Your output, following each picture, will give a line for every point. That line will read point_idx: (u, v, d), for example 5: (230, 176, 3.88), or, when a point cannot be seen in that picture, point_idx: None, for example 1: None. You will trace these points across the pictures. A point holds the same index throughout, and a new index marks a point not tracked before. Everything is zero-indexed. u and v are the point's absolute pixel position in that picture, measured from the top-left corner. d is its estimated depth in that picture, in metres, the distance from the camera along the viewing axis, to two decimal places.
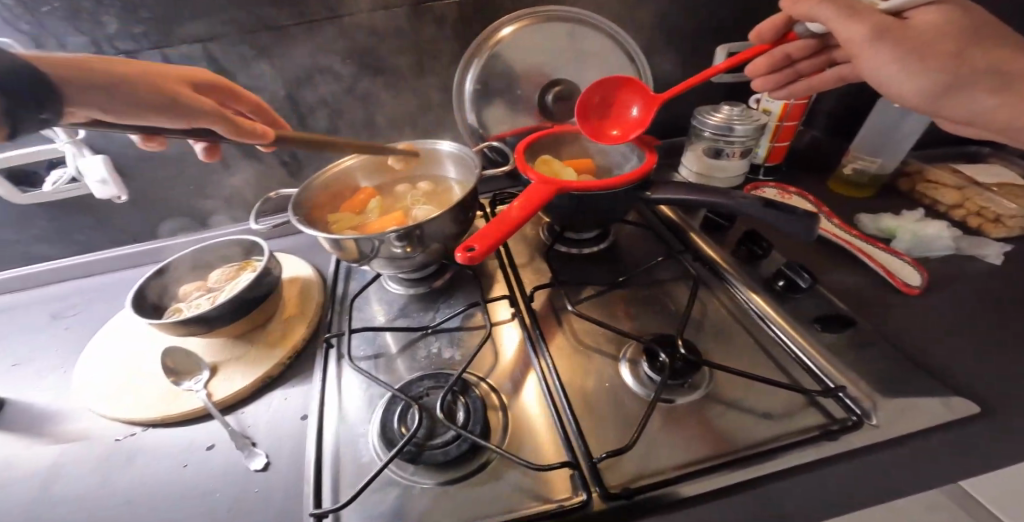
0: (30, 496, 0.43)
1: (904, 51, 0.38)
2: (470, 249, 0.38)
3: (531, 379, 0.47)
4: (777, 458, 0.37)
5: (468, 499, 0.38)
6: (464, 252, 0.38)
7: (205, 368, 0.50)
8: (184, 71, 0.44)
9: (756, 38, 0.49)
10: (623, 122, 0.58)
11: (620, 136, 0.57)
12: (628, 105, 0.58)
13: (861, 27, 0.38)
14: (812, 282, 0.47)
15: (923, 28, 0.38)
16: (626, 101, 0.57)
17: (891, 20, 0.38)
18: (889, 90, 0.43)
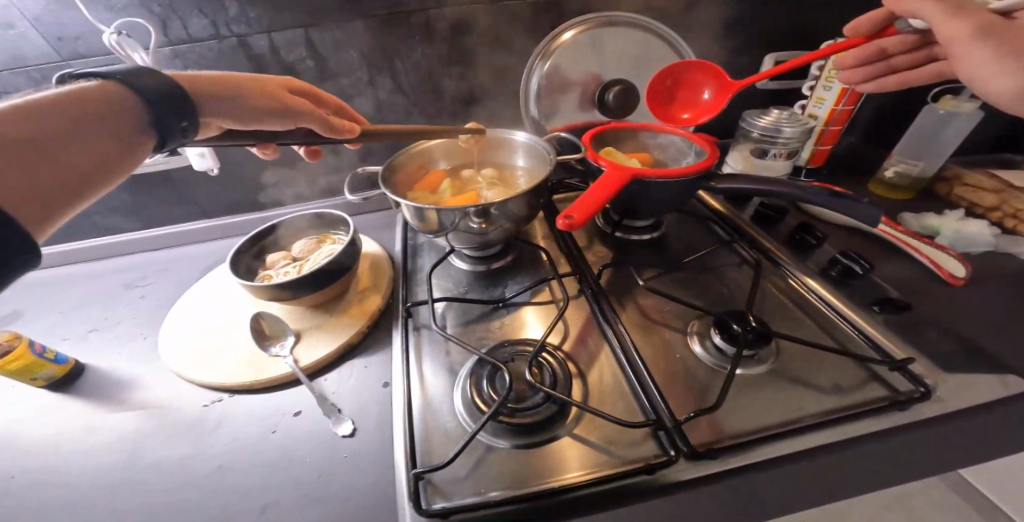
0: (128, 456, 0.45)
1: (1008, 49, 0.41)
2: (569, 218, 0.42)
3: (605, 349, 0.50)
4: (850, 424, 0.40)
5: (561, 457, 0.41)
6: (564, 220, 0.42)
7: (291, 334, 0.52)
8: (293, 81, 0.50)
9: (851, 32, 0.51)
10: (693, 105, 0.64)
11: (691, 119, 0.64)
12: (699, 90, 0.63)
13: (965, 23, 0.42)
14: (870, 269, 0.51)
15: None
16: (696, 85, 0.63)
17: (998, 20, 0.42)
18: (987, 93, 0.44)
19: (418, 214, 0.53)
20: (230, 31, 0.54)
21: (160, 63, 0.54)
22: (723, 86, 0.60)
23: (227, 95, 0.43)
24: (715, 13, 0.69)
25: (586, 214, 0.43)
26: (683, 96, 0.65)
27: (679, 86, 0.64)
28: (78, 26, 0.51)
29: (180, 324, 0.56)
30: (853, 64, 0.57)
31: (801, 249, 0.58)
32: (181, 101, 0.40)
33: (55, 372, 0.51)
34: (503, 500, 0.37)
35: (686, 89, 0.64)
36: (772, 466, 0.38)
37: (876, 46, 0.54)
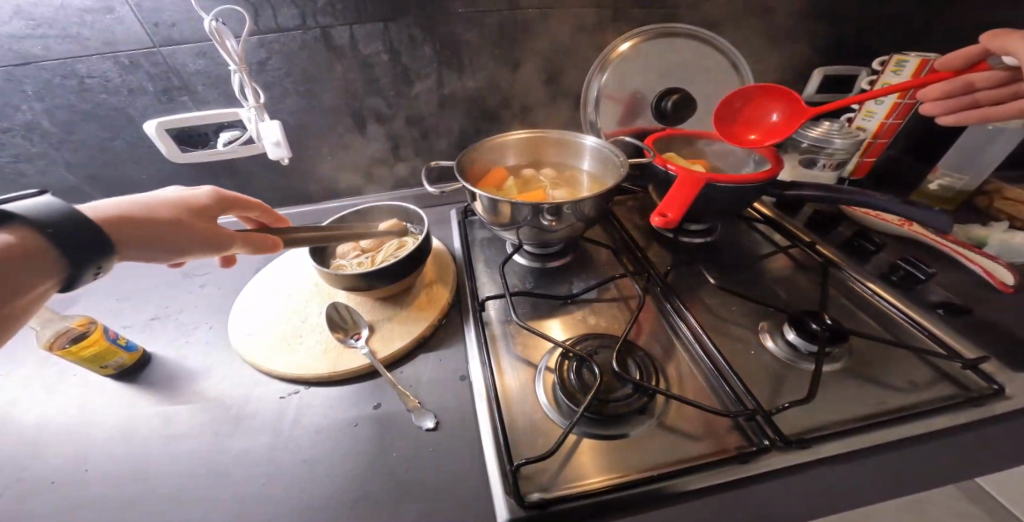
0: (209, 447, 0.44)
1: None
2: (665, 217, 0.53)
3: (680, 345, 0.51)
4: (930, 419, 0.42)
5: (652, 449, 0.42)
6: (660, 217, 0.53)
7: (365, 326, 0.52)
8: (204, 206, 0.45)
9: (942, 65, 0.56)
10: (761, 125, 0.64)
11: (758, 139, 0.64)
12: (768, 111, 0.63)
13: None
14: (933, 273, 0.53)
15: None
16: (766, 105, 0.63)
17: None
18: None
19: (491, 206, 0.53)
20: (317, 22, 0.55)
21: (246, 52, 0.55)
22: (793, 112, 0.60)
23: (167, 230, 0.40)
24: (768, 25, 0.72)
25: (678, 212, 0.54)
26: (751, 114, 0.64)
27: (749, 106, 0.64)
28: (176, 12, 0.52)
29: (248, 313, 0.55)
30: (936, 96, 0.60)
31: (859, 254, 0.60)
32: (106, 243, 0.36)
33: (125, 360, 0.50)
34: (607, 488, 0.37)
35: (754, 108, 0.64)
36: (857, 458, 0.40)
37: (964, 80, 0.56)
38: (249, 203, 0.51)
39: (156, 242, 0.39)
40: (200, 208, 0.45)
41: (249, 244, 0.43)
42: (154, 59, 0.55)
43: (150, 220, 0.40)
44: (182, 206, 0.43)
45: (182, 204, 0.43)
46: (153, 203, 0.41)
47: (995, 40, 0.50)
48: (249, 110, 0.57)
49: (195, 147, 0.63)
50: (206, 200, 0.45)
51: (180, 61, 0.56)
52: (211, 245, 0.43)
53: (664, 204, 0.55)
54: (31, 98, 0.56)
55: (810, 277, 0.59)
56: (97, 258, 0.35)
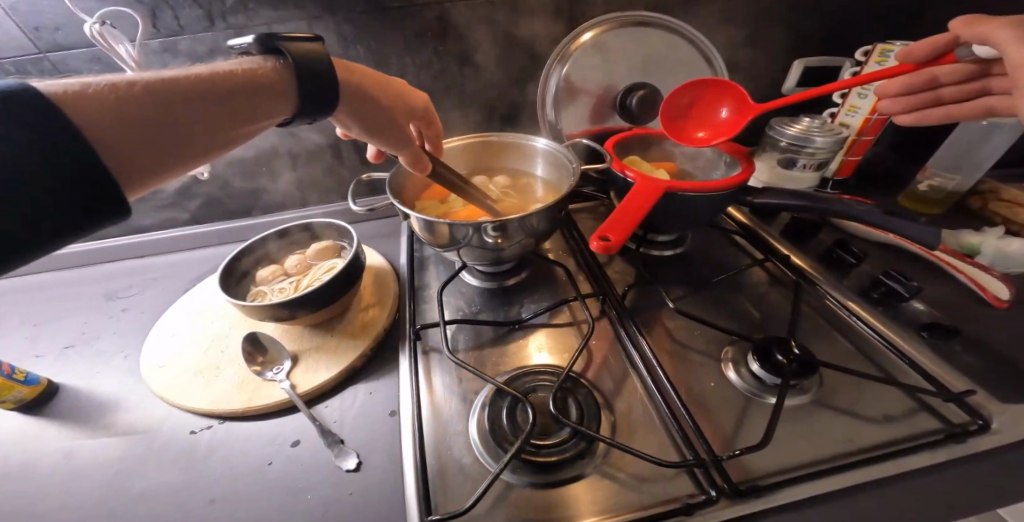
0: (98, 493, 0.40)
1: None
2: (604, 239, 0.43)
3: (632, 375, 0.46)
4: (907, 458, 0.37)
5: (589, 500, 0.37)
6: (600, 241, 0.42)
7: (288, 357, 0.48)
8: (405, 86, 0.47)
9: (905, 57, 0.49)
10: (711, 124, 0.57)
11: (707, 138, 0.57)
12: (715, 107, 0.57)
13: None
14: (918, 290, 0.48)
15: None
16: (715, 102, 0.57)
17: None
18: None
19: (427, 226, 0.48)
20: (226, 23, 0.50)
21: (149, 57, 0.50)
22: (744, 107, 0.54)
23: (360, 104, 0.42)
24: (742, 14, 0.66)
25: (622, 233, 0.43)
26: (697, 111, 0.58)
27: (696, 103, 0.58)
28: (57, 14, 0.47)
29: (166, 342, 0.51)
30: (897, 92, 0.55)
31: (838, 267, 0.55)
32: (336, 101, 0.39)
33: (24, 394, 0.46)
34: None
35: (703, 105, 0.58)
36: (818, 505, 0.35)
37: (927, 74, 0.52)
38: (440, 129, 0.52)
39: (351, 100, 0.42)
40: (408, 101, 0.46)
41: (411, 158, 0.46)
42: (42, 66, 0.50)
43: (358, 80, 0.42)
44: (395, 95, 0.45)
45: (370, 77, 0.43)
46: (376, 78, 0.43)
47: (967, 28, 0.43)
48: None
49: None
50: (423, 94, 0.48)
51: (75, 68, 0.51)
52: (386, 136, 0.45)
53: (607, 223, 0.44)
54: None
55: (783, 293, 0.54)
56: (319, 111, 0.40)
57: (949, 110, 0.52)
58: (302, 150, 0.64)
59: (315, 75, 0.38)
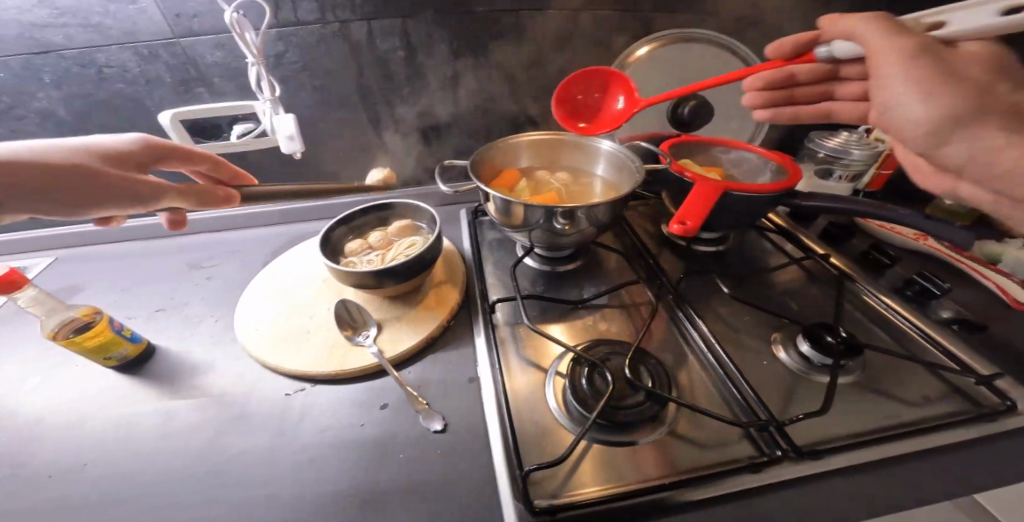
0: (208, 444, 0.44)
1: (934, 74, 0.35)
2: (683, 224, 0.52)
3: (691, 353, 0.51)
4: (945, 432, 0.43)
5: (665, 456, 0.42)
6: (678, 225, 0.52)
7: (374, 324, 0.52)
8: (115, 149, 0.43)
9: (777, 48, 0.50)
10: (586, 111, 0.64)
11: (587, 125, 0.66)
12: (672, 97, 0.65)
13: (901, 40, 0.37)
14: (950, 290, 0.52)
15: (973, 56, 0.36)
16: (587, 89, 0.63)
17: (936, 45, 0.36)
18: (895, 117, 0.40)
19: (504, 207, 0.53)
20: (335, 17, 0.54)
21: (266, 44, 0.55)
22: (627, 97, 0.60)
23: (41, 182, 0.37)
24: None
25: (699, 218, 0.52)
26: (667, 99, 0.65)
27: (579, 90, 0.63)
28: (198, 4, 0.52)
29: (254, 309, 0.55)
30: (761, 86, 0.60)
31: (874, 268, 0.60)
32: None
33: (129, 352, 0.49)
34: (578, 503, 0.37)
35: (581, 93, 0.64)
36: (861, 471, 0.40)
37: (788, 70, 0.58)
38: (206, 158, 0.50)
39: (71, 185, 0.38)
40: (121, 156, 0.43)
41: (195, 202, 0.44)
42: (174, 50, 0.54)
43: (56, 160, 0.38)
44: (98, 152, 0.41)
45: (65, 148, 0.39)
46: (47, 148, 0.38)
47: (835, 22, 0.44)
48: (264, 105, 0.55)
49: (206, 140, 0.61)
50: (134, 147, 0.44)
51: (201, 53, 0.55)
52: (108, 195, 0.40)
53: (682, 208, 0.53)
54: (49, 86, 0.56)
55: (823, 290, 0.59)
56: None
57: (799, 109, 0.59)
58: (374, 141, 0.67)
59: None
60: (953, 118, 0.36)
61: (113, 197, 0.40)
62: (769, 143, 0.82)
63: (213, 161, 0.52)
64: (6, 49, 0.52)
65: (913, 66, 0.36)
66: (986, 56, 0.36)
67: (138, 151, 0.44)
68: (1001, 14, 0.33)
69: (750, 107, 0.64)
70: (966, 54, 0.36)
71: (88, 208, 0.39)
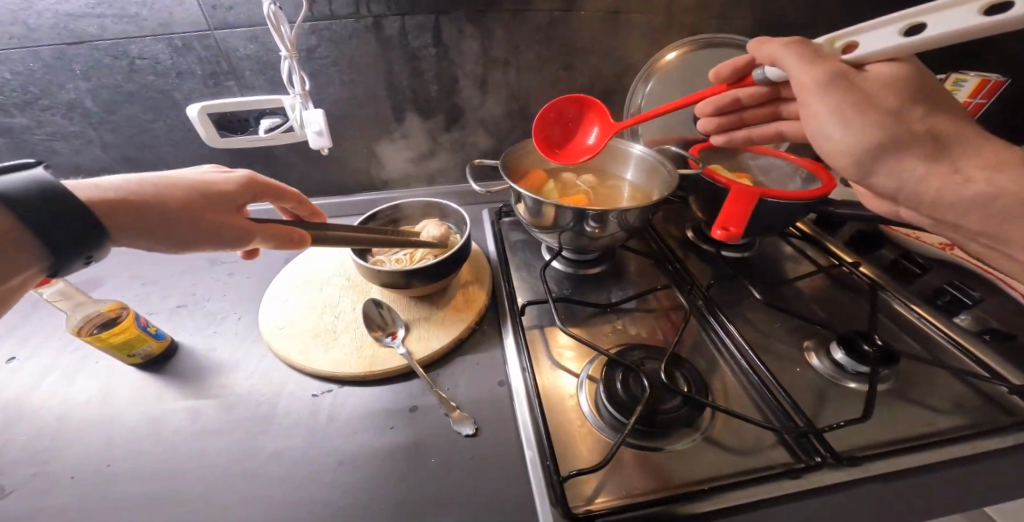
0: (236, 445, 0.43)
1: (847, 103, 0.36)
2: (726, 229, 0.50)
3: (722, 358, 0.51)
4: (984, 441, 0.43)
5: (703, 462, 0.42)
6: (722, 231, 0.49)
7: (402, 325, 0.52)
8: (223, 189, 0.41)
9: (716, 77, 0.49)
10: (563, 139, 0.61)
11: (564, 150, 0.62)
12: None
13: (813, 72, 0.37)
14: (981, 299, 0.52)
15: (880, 81, 0.36)
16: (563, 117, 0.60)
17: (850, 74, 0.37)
18: (823, 148, 0.40)
19: (534, 207, 0.53)
20: (368, 12, 0.54)
21: (298, 38, 0.54)
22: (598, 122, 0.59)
23: (146, 219, 0.36)
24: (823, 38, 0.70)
25: (740, 224, 0.50)
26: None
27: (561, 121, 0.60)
28: None
29: (280, 307, 0.54)
30: (711, 112, 0.59)
31: (903, 276, 0.60)
32: (93, 230, 0.32)
33: (153, 349, 0.48)
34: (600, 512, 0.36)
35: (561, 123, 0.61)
36: (900, 481, 0.40)
37: (731, 95, 0.55)
38: (291, 197, 0.49)
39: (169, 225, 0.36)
40: (222, 192, 0.41)
41: (272, 241, 0.40)
42: (207, 42, 0.54)
43: (158, 199, 0.37)
44: (203, 192, 0.39)
45: (173, 183, 0.38)
46: (160, 183, 0.38)
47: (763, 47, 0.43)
48: (293, 99, 0.55)
49: (232, 132, 0.60)
50: (235, 186, 0.42)
51: (232, 46, 0.55)
52: (200, 235, 0.38)
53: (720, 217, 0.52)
54: (77, 77, 0.55)
55: (853, 298, 0.59)
56: (85, 247, 0.33)
57: (752, 131, 0.59)
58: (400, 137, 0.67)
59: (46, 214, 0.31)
60: (870, 152, 0.37)
61: (208, 239, 0.38)
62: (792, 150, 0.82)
63: (301, 203, 0.51)
64: (37, 38, 0.51)
65: (833, 96, 0.36)
66: (900, 78, 0.36)
67: (235, 191, 0.41)
68: (978, 15, 0.30)
69: (704, 130, 0.63)
70: (871, 79, 0.37)
71: (187, 246, 0.38)
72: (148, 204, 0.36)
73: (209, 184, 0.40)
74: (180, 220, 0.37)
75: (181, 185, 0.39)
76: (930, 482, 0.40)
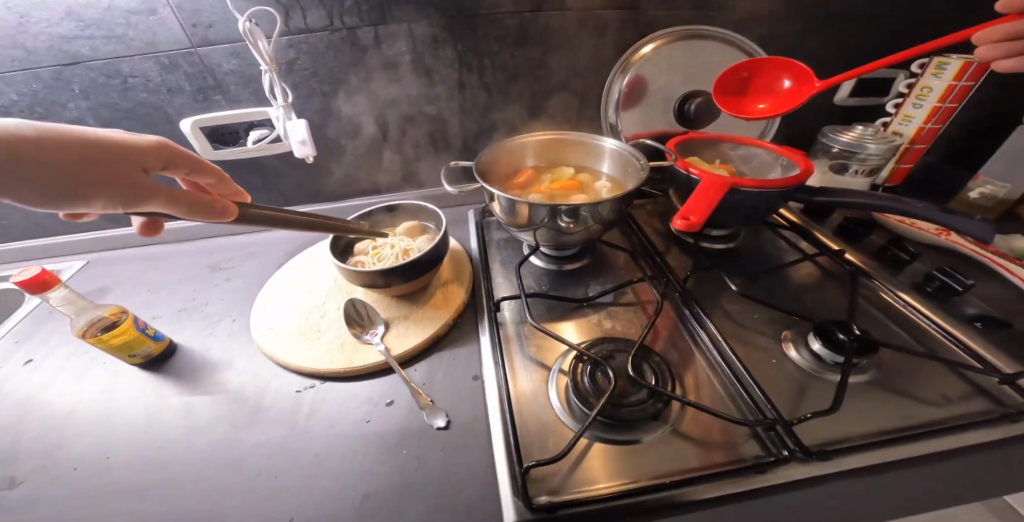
0: (222, 440, 0.46)
1: None
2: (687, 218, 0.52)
3: (696, 351, 0.51)
4: (966, 432, 0.42)
5: (670, 453, 0.42)
6: (682, 221, 0.52)
7: (382, 323, 0.54)
8: (135, 150, 0.41)
9: None
10: None
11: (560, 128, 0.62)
12: (778, 77, 0.62)
13: None
14: (972, 286, 0.51)
15: None
16: None
17: None
18: None
19: (509, 207, 0.53)
20: (342, 23, 0.57)
21: (277, 51, 0.58)
22: None
23: (24, 166, 0.34)
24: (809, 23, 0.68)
25: (702, 215, 0.52)
26: (739, 91, 0.65)
27: None
28: (213, 13, 0.54)
29: (269, 308, 0.57)
30: None
31: (892, 264, 0.59)
32: None
33: (152, 349, 0.52)
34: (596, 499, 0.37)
35: None
36: (873, 473, 0.39)
37: None
38: (211, 172, 0.49)
39: (78, 182, 0.36)
40: (128, 151, 0.40)
41: (190, 210, 0.40)
42: (192, 59, 0.57)
43: (65, 151, 0.36)
44: (111, 149, 0.39)
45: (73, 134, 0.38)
46: (69, 137, 0.37)
47: None
48: (277, 110, 0.59)
49: (225, 144, 0.65)
50: (146, 147, 0.42)
51: (217, 62, 0.58)
52: (113, 194, 0.38)
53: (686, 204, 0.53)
54: (78, 96, 0.59)
55: (840, 287, 0.58)
56: None
57: None
58: (381, 144, 0.69)
59: None
60: None
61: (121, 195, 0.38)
62: (782, 140, 0.81)
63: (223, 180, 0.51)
64: (38, 60, 0.56)
65: None
66: None
67: (143, 150, 0.41)
68: None
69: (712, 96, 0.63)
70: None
71: (95, 202, 0.37)
72: (48, 158, 0.35)
73: (117, 144, 0.40)
74: (88, 175, 0.37)
75: (86, 141, 0.38)
76: (904, 472, 0.40)
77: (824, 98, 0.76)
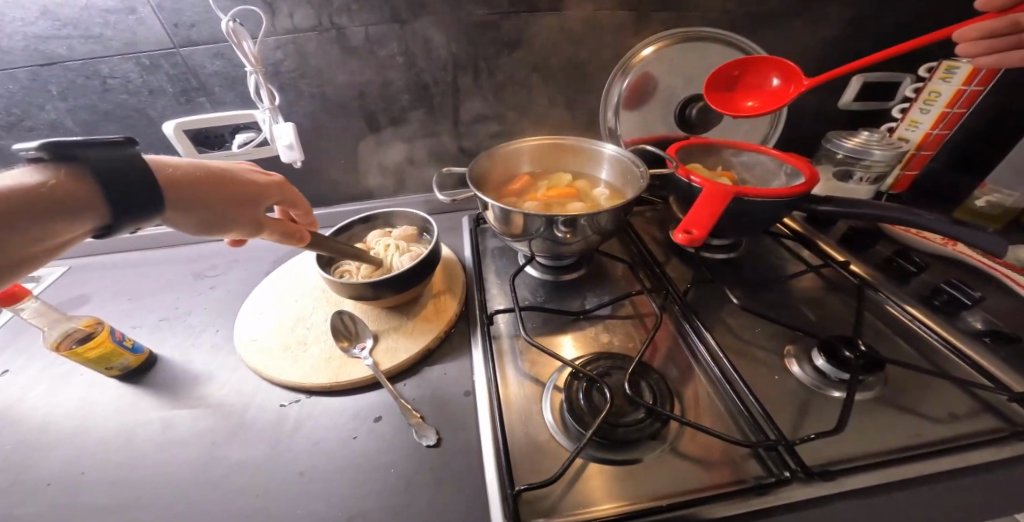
0: (201, 457, 0.44)
1: None
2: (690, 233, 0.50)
3: (694, 366, 0.49)
4: (975, 452, 0.40)
5: (667, 474, 0.40)
6: (685, 235, 0.50)
7: (371, 336, 0.52)
8: (255, 182, 0.46)
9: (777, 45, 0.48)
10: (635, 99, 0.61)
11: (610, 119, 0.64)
12: (767, 76, 0.60)
13: None
14: (981, 299, 0.50)
15: None
16: None
17: None
18: None
19: (503, 216, 0.51)
20: (331, 23, 0.55)
21: (263, 52, 0.56)
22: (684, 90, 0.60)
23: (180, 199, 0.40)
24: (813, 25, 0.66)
25: (705, 228, 0.50)
26: (727, 91, 0.62)
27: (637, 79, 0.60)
28: (195, 13, 0.52)
29: (254, 319, 0.56)
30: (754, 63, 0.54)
31: (898, 276, 0.57)
32: (152, 202, 0.37)
33: (130, 362, 0.50)
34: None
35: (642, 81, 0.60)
36: (880, 494, 0.38)
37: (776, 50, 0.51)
38: (304, 206, 0.53)
39: (210, 211, 0.41)
40: (256, 189, 0.45)
41: (276, 237, 0.45)
42: (174, 60, 0.55)
43: (208, 183, 0.41)
44: (237, 181, 0.44)
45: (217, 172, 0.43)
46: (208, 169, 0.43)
47: None
48: (263, 113, 0.57)
49: (210, 148, 0.63)
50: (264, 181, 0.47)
51: (200, 63, 0.56)
52: (228, 218, 0.43)
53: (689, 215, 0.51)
54: (56, 98, 0.58)
55: (843, 300, 0.56)
56: (143, 215, 0.37)
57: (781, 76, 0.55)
58: (371, 149, 0.67)
59: (123, 182, 0.35)
60: None
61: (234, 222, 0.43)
62: (783, 145, 0.79)
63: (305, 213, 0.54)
64: (13, 60, 0.54)
65: None
66: None
67: (265, 186, 0.46)
68: None
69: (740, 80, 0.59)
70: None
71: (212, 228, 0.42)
72: (191, 184, 0.40)
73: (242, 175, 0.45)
74: (213, 203, 0.42)
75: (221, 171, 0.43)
76: (912, 496, 0.38)
77: (827, 103, 0.74)
